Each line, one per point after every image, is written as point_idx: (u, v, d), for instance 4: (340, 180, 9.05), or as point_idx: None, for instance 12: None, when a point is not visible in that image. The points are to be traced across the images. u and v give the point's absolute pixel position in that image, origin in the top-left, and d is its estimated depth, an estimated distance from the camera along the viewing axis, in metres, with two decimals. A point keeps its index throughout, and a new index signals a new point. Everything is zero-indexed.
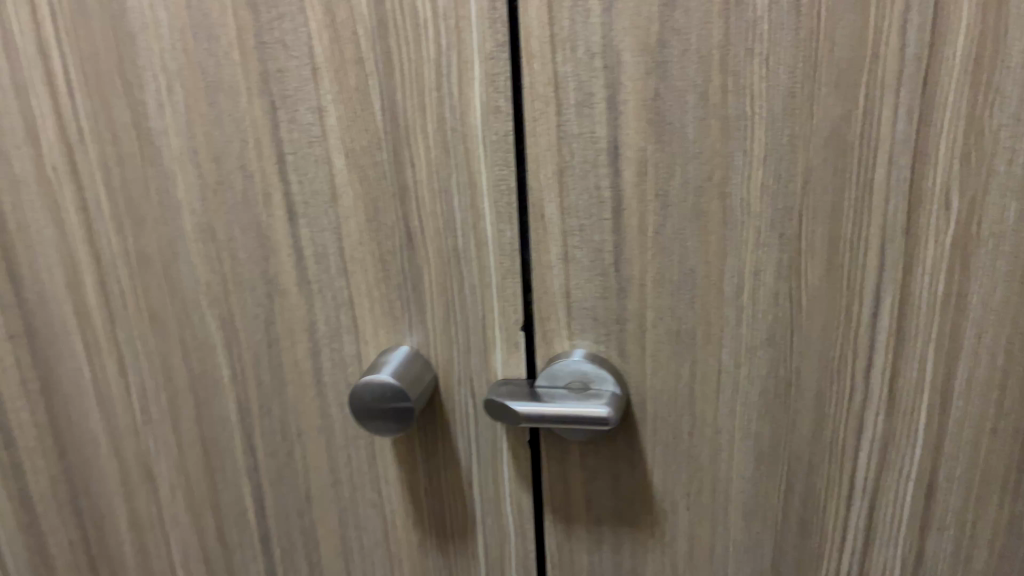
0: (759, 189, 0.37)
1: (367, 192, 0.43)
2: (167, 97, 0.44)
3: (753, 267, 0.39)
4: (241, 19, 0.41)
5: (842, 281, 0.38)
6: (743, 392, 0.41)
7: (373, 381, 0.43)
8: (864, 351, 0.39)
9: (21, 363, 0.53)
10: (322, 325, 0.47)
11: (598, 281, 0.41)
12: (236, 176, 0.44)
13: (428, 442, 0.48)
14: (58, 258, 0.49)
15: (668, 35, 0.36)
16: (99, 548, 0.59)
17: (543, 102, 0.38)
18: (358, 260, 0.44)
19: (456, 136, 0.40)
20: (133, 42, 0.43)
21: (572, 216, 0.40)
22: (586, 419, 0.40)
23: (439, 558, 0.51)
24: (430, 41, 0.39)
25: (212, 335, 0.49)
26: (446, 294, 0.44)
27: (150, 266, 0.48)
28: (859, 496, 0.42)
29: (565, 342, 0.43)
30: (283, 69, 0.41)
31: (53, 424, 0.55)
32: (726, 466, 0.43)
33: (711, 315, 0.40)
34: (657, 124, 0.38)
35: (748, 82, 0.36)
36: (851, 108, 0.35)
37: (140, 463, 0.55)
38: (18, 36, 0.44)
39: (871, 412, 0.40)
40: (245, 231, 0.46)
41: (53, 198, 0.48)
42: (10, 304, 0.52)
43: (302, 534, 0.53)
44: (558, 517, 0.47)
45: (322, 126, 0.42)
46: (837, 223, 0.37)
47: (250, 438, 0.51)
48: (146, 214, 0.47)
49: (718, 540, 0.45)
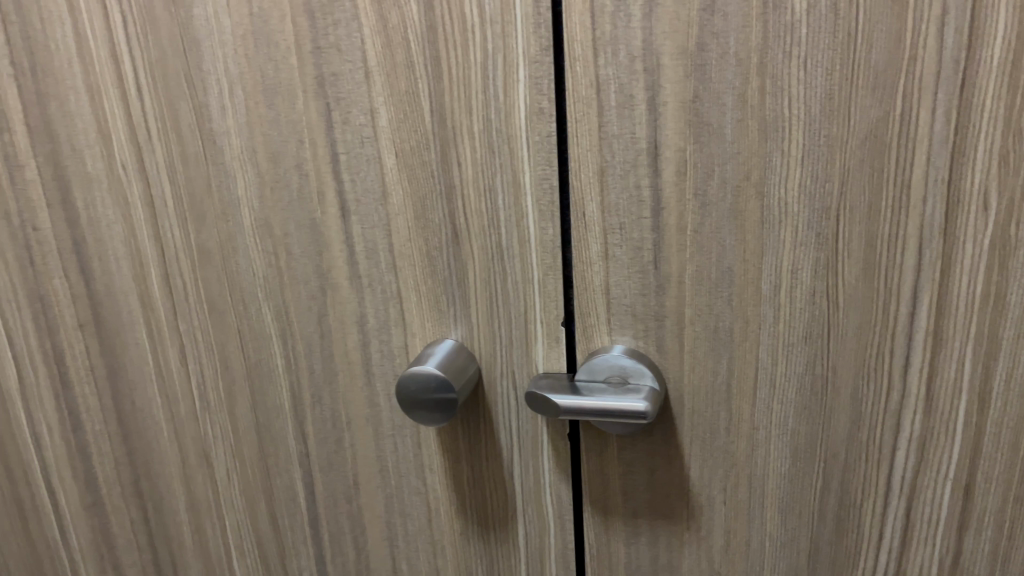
0: (797, 188, 0.38)
1: (416, 190, 0.44)
2: (228, 100, 0.46)
3: (791, 265, 0.39)
4: (299, 26, 0.43)
5: (880, 280, 0.38)
6: (780, 389, 0.42)
7: (418, 372, 0.45)
8: (901, 350, 0.39)
9: (91, 349, 0.57)
10: (371, 318, 0.49)
11: (638, 278, 0.42)
12: (292, 174, 0.47)
13: (471, 431, 0.49)
14: (126, 252, 0.52)
15: (707, 39, 0.37)
16: (159, 529, 0.62)
17: (585, 104, 0.40)
18: (406, 256, 0.46)
19: (501, 137, 0.42)
20: (198, 48, 0.45)
21: (612, 214, 0.41)
22: (624, 413, 0.41)
23: (480, 546, 0.52)
24: (477, 45, 0.40)
25: (268, 327, 0.51)
26: (490, 290, 0.45)
27: (211, 259, 0.51)
28: (896, 495, 0.42)
29: (604, 337, 0.44)
30: (338, 72, 0.43)
31: (118, 408, 0.58)
32: (763, 462, 0.44)
33: (749, 312, 0.41)
34: (696, 125, 0.39)
35: (786, 83, 0.37)
36: (888, 109, 0.36)
37: (198, 448, 0.57)
38: (92, 41, 0.47)
39: (909, 411, 0.40)
40: (300, 227, 0.48)
41: (121, 194, 0.51)
42: (81, 294, 0.55)
43: (350, 520, 0.55)
44: (596, 508, 0.48)
45: (374, 127, 0.44)
46: (874, 223, 0.38)
47: (302, 425, 0.53)
48: (208, 210, 0.49)
49: (754, 535, 0.46)
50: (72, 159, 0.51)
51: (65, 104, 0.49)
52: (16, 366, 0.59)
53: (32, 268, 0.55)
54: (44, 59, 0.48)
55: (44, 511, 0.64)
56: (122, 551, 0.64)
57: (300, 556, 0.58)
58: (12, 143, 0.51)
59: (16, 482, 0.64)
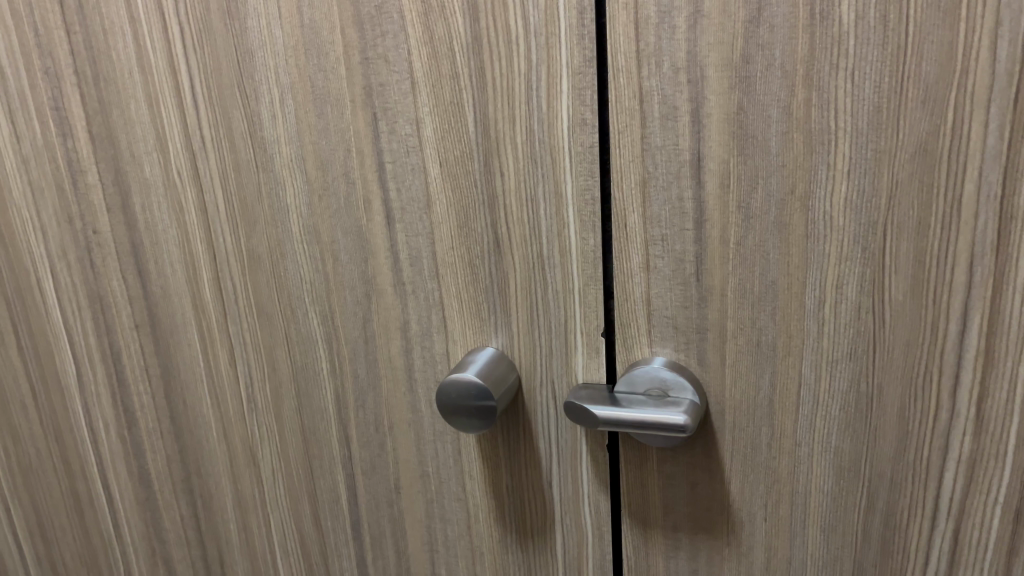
0: (842, 203, 0.37)
1: (459, 199, 0.45)
2: (279, 109, 0.47)
3: (836, 280, 0.39)
4: (348, 37, 0.44)
5: (929, 297, 0.37)
6: (823, 406, 0.41)
7: (459, 379, 0.45)
8: (951, 369, 0.38)
9: (146, 349, 0.58)
10: (414, 324, 0.49)
11: (679, 291, 0.42)
12: (340, 182, 0.47)
13: (511, 438, 0.50)
14: (180, 256, 0.54)
15: (753, 51, 0.37)
16: (207, 525, 0.63)
17: (628, 115, 0.40)
18: (449, 264, 0.47)
19: (544, 148, 0.42)
20: (251, 58, 0.47)
21: (654, 225, 0.41)
22: (663, 426, 0.41)
23: (519, 553, 0.53)
24: (521, 56, 0.41)
25: (314, 330, 0.52)
26: (531, 299, 0.46)
27: (261, 265, 0.52)
28: (944, 517, 0.41)
29: (645, 350, 0.44)
30: (385, 82, 0.44)
31: (170, 407, 0.60)
32: (806, 479, 0.43)
33: (792, 327, 0.40)
34: (741, 137, 0.38)
35: (833, 96, 0.36)
36: (938, 122, 0.35)
37: (246, 447, 0.59)
38: (152, 52, 0.49)
39: (958, 432, 0.39)
40: (347, 234, 0.49)
41: (177, 200, 0.52)
42: (138, 295, 0.57)
43: (390, 522, 0.56)
44: (635, 521, 0.48)
45: (419, 137, 0.44)
46: (923, 239, 0.37)
47: (345, 428, 0.54)
48: (258, 216, 0.50)
49: (796, 553, 0.45)
50: (132, 166, 0.53)
51: (126, 112, 0.51)
52: (75, 364, 0.61)
53: (93, 270, 0.57)
54: (107, 69, 0.50)
55: (99, 504, 0.67)
56: (173, 546, 0.66)
57: (343, 557, 0.59)
58: (75, 149, 0.54)
59: (74, 475, 0.66)
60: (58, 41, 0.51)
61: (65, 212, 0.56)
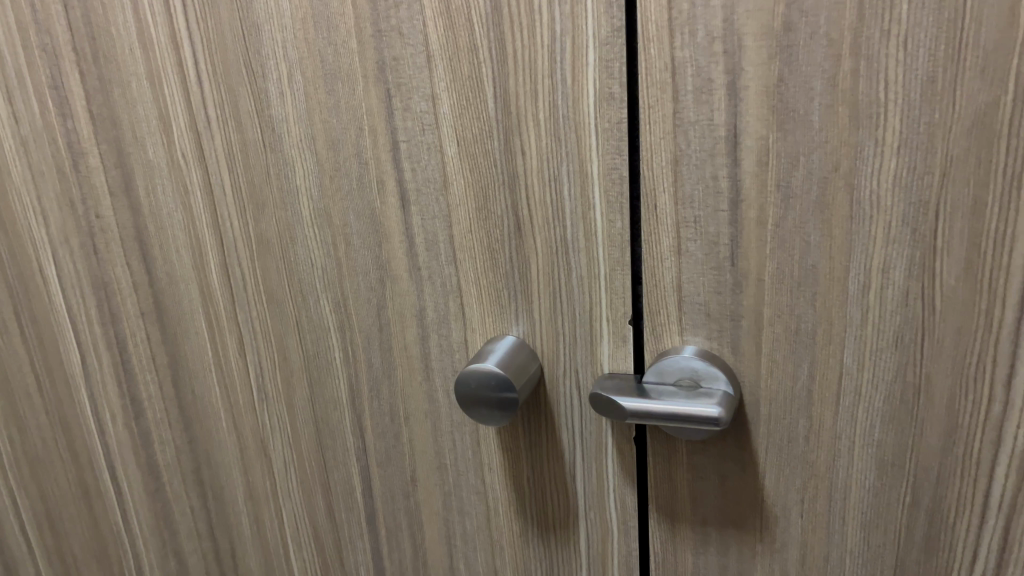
0: (890, 181, 0.35)
1: (478, 181, 0.43)
2: (287, 86, 0.45)
3: (882, 265, 0.36)
4: (359, 8, 0.41)
5: (983, 281, 0.35)
6: (866, 398, 0.39)
7: (479, 369, 0.43)
8: (1006, 359, 0.36)
9: (153, 338, 0.57)
10: (430, 312, 0.47)
11: (713, 276, 0.40)
12: (352, 162, 0.45)
13: (533, 429, 0.48)
14: (186, 241, 0.52)
15: (795, 18, 0.34)
16: (218, 516, 0.62)
17: (659, 88, 0.37)
18: (467, 249, 0.44)
19: (569, 125, 0.39)
20: (258, 33, 0.44)
21: (686, 206, 0.39)
22: (696, 419, 0.39)
23: (540, 548, 0.51)
24: (544, 26, 0.38)
25: (326, 318, 0.50)
26: (554, 285, 0.43)
27: (270, 250, 0.50)
28: (993, 515, 0.39)
29: (675, 338, 0.42)
30: (399, 56, 0.41)
31: (179, 396, 0.58)
32: (845, 472, 0.41)
33: (833, 314, 0.38)
34: (781, 111, 0.36)
35: (882, 66, 0.33)
36: (999, 94, 0.32)
37: (257, 438, 0.57)
38: (153, 27, 0.46)
39: (1011, 426, 0.37)
40: (360, 218, 0.46)
41: (182, 183, 0.50)
42: (144, 282, 0.55)
43: (407, 515, 0.54)
44: (662, 515, 0.46)
45: (435, 114, 0.42)
46: (979, 219, 0.34)
47: (359, 419, 0.52)
48: (267, 199, 0.48)
49: (833, 550, 0.43)
50: (135, 147, 0.50)
51: (127, 91, 0.49)
52: (80, 352, 0.59)
53: (97, 255, 0.55)
54: (107, 46, 0.48)
55: (108, 495, 0.65)
56: (183, 537, 0.64)
57: (357, 550, 0.57)
58: (75, 130, 0.51)
59: (81, 466, 0.65)
60: (56, 16, 0.48)
61: (66, 196, 0.54)
